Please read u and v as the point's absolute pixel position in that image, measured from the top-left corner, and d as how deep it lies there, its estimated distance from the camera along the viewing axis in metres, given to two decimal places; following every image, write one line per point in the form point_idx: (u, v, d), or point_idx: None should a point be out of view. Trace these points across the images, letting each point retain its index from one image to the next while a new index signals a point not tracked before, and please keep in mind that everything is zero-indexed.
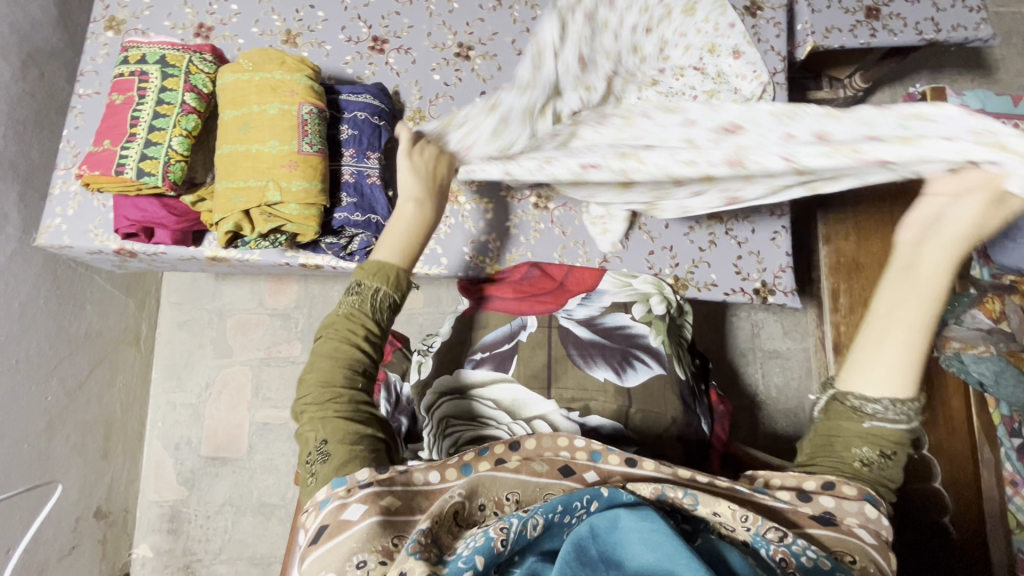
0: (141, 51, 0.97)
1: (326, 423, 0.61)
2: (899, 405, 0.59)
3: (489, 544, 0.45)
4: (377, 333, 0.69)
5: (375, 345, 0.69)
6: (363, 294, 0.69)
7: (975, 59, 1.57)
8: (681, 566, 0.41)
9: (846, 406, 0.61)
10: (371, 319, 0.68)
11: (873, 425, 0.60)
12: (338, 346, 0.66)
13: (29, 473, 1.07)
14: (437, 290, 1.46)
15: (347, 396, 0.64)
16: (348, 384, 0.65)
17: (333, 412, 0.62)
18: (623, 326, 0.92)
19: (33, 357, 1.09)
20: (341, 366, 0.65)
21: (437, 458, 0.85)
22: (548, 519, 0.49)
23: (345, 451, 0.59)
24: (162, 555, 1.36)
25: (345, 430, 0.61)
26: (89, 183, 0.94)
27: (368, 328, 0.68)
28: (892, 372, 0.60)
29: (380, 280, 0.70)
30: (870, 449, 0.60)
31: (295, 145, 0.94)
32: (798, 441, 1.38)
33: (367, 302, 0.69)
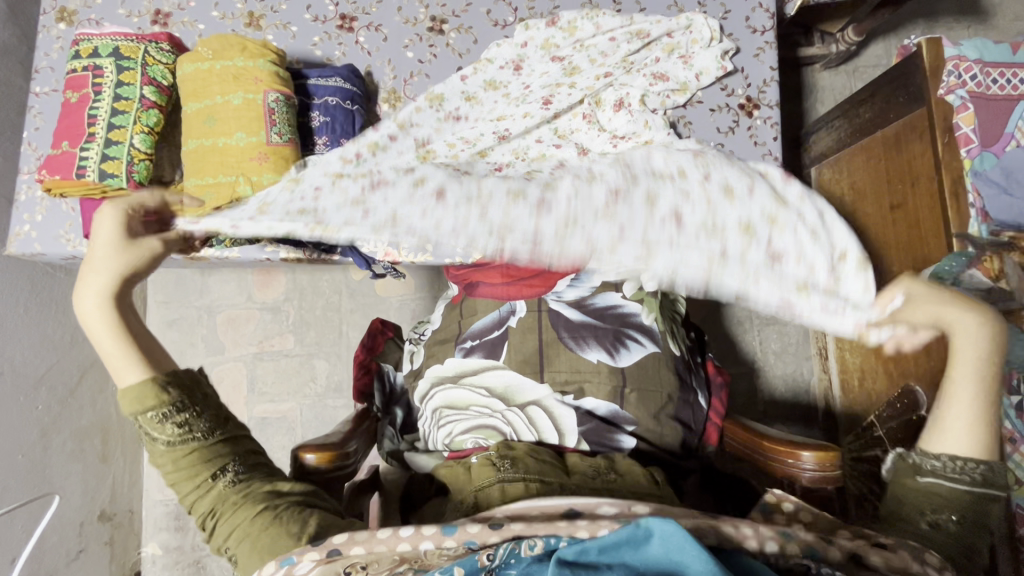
0: (92, 44, 0.92)
1: (223, 530, 0.57)
2: (960, 464, 0.66)
3: (473, 560, 0.51)
4: (193, 423, 0.59)
5: (197, 431, 0.59)
6: (154, 419, 0.58)
7: (972, 4, 1.51)
8: (689, 559, 0.41)
9: (908, 464, 0.69)
10: (172, 430, 0.58)
11: (928, 482, 0.67)
12: (179, 475, 0.58)
13: (30, 484, 1.07)
14: (427, 275, 1.44)
15: (224, 499, 0.58)
16: (213, 489, 0.59)
17: (224, 524, 0.57)
18: (615, 306, 0.90)
19: (19, 367, 1.07)
20: (187, 482, 0.58)
21: (432, 448, 0.86)
22: (547, 543, 0.51)
23: (267, 540, 0.56)
24: (172, 552, 1.37)
25: (242, 520, 0.57)
26: (51, 188, 0.91)
27: (175, 437, 0.58)
28: (960, 434, 0.67)
29: (154, 400, 0.58)
30: (939, 508, 0.66)
31: (263, 137, 0.91)
32: (796, 405, 1.39)
33: (156, 429, 0.58)
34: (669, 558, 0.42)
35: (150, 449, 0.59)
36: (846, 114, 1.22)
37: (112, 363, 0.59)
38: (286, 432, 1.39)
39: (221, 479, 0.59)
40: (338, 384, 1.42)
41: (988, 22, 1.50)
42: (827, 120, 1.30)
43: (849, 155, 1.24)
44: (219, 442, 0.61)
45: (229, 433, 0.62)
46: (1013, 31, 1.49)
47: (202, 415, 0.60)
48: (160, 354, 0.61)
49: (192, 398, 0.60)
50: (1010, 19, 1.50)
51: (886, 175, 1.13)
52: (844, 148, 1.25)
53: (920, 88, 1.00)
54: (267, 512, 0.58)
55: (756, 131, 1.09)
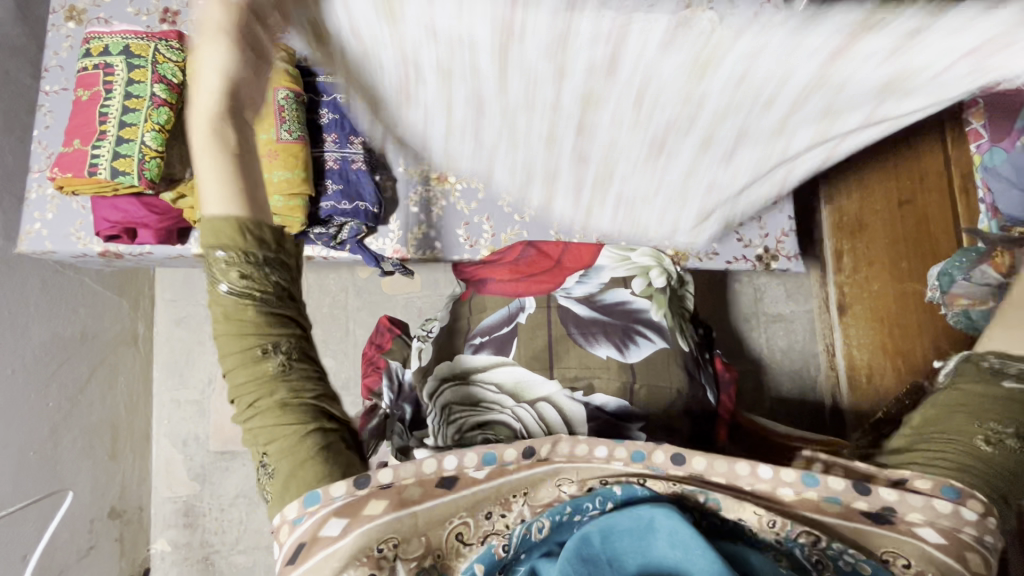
0: (103, 42, 0.93)
1: (264, 427, 0.55)
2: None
3: (489, 553, 0.48)
4: (265, 293, 0.55)
5: (265, 309, 0.55)
6: (223, 263, 0.52)
7: None
8: (694, 557, 0.41)
9: (979, 369, 0.57)
10: (245, 299, 0.53)
11: (1013, 386, 0.54)
12: (230, 331, 0.54)
13: (41, 482, 1.08)
14: (434, 273, 1.44)
15: (269, 390, 0.55)
16: (263, 368, 0.55)
17: (262, 412, 0.55)
18: (624, 302, 0.90)
19: (30, 365, 1.08)
20: (243, 356, 0.54)
21: (441, 446, 0.82)
22: (555, 520, 0.50)
23: (300, 464, 0.53)
24: (180, 549, 1.38)
25: (291, 432, 0.54)
26: (63, 186, 0.92)
27: (247, 302, 0.54)
28: None
29: (229, 236, 0.52)
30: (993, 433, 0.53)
31: (273, 134, 0.92)
32: (803, 401, 1.39)
33: (223, 284, 0.53)
34: (672, 556, 0.42)
35: (212, 293, 0.54)
36: None
37: (206, 184, 0.51)
38: None
39: (272, 359, 0.55)
40: (345, 382, 1.43)
41: None
42: None
43: None
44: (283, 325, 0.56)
45: (294, 316, 0.57)
46: None
47: (276, 281, 0.56)
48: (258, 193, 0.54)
49: (273, 260, 0.55)
50: None
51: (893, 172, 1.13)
52: None
53: None
54: (317, 438, 0.55)
55: None
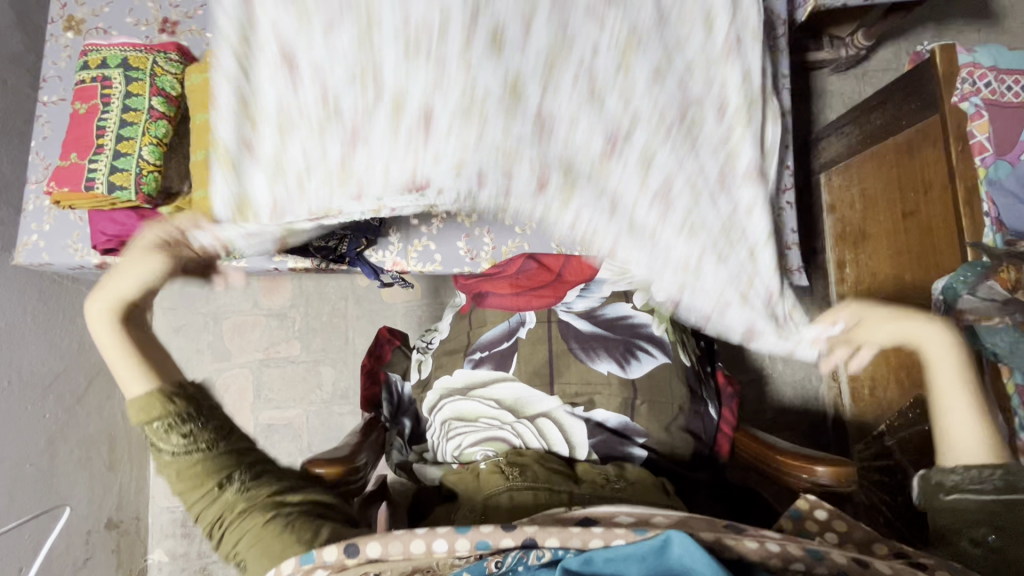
0: (101, 54, 0.93)
1: (237, 531, 0.62)
2: (982, 475, 0.64)
3: (483, 567, 0.52)
4: (204, 440, 0.64)
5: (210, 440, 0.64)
6: (161, 428, 0.62)
7: (982, 8, 1.50)
8: (699, 564, 0.43)
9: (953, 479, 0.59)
10: (184, 446, 0.63)
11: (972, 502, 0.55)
12: (184, 485, 0.63)
13: (37, 494, 1.07)
14: (434, 281, 1.44)
15: (231, 507, 0.63)
16: (222, 499, 0.63)
17: (232, 530, 0.62)
18: (625, 317, 0.89)
19: (27, 377, 1.07)
20: (197, 490, 0.63)
21: (442, 462, 0.85)
22: (556, 553, 0.52)
23: (276, 546, 0.60)
24: (178, 559, 1.37)
25: (261, 520, 0.62)
26: (59, 200, 0.91)
27: (193, 448, 0.63)
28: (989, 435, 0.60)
29: (160, 411, 0.62)
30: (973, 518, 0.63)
31: None
32: (806, 412, 1.38)
33: (163, 444, 0.63)
34: (678, 562, 0.44)
35: (156, 461, 0.63)
36: (856, 121, 1.21)
37: None
38: (292, 438, 1.39)
39: (228, 488, 0.64)
40: (344, 391, 1.42)
41: (999, 26, 1.49)
42: (838, 126, 1.29)
43: (858, 163, 1.23)
44: (227, 459, 0.65)
45: (232, 445, 0.67)
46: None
47: (206, 426, 0.65)
48: (165, 363, 0.66)
49: (197, 411, 0.65)
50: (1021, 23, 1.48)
51: (897, 183, 1.12)
52: (854, 156, 1.24)
53: (935, 93, 0.98)
54: (280, 519, 0.63)
55: None
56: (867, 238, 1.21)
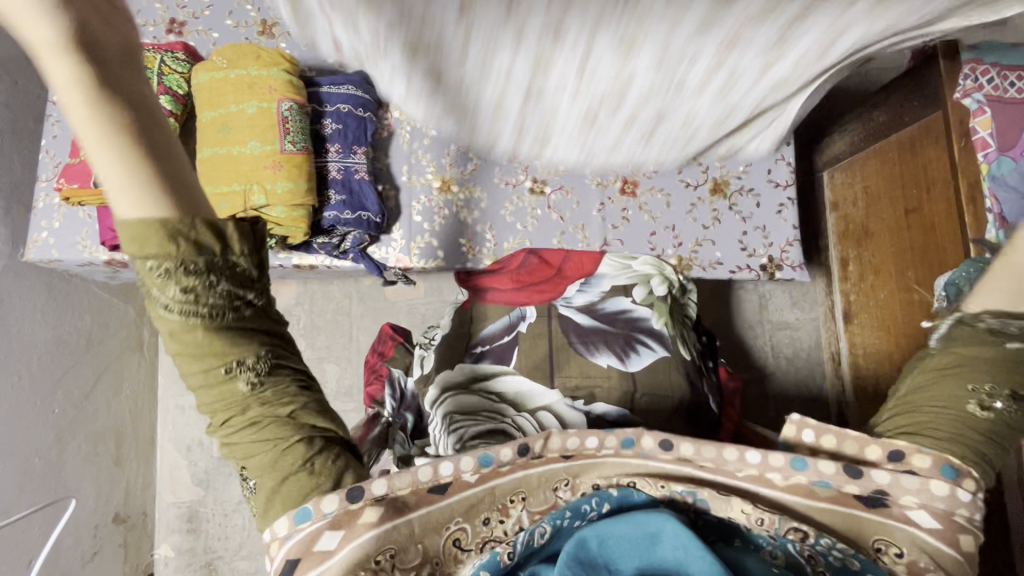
0: None
1: (254, 455, 0.44)
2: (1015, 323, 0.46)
3: (494, 558, 0.44)
4: (195, 296, 0.38)
5: (206, 305, 0.39)
6: (156, 267, 0.37)
7: None
8: (694, 559, 0.40)
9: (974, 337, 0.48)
10: (168, 278, 0.37)
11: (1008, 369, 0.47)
12: (183, 346, 0.40)
13: (45, 487, 1.08)
14: (438, 279, 1.45)
15: (244, 409, 0.43)
16: (234, 391, 0.42)
17: (241, 452, 0.44)
18: (624, 311, 0.90)
19: (36, 372, 1.09)
20: (194, 347, 0.40)
21: (443, 454, 0.82)
22: (555, 526, 0.47)
23: (292, 480, 0.44)
24: (184, 554, 1.38)
25: (280, 453, 0.44)
26: (68, 197, 0.93)
27: (177, 288, 0.38)
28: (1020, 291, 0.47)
29: (159, 250, 0.36)
30: (966, 382, 0.48)
31: (277, 145, 0.93)
32: (809, 410, 1.38)
33: (154, 275, 0.37)
34: (672, 557, 0.41)
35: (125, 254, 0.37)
36: (860, 118, 1.21)
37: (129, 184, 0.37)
38: None
39: (239, 378, 0.42)
40: (348, 389, 1.43)
41: None
42: (840, 125, 1.29)
43: (863, 160, 1.24)
44: (248, 321, 0.42)
45: (247, 314, 0.42)
46: None
47: (222, 284, 0.39)
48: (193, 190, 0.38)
49: (215, 261, 0.39)
50: None
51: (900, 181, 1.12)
52: (858, 153, 1.25)
53: (937, 90, 1.00)
54: (302, 451, 0.45)
55: None
56: (870, 234, 1.22)
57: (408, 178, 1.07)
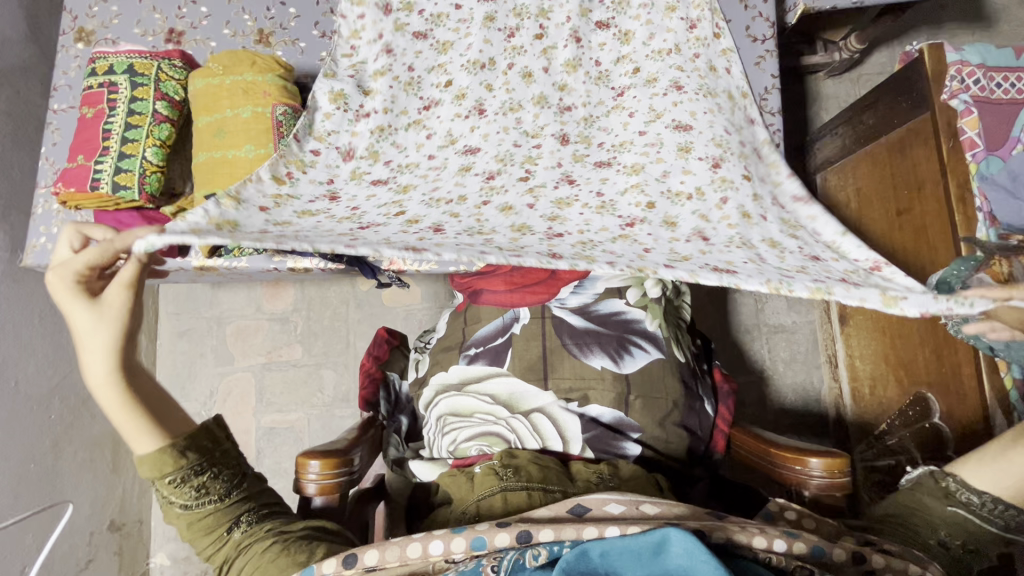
0: (108, 61, 0.96)
1: (246, 565, 0.59)
2: (994, 508, 0.62)
3: (479, 569, 0.51)
4: (204, 494, 0.61)
5: (212, 495, 0.61)
6: (174, 485, 0.60)
7: (976, 10, 1.51)
8: (699, 563, 0.41)
9: (940, 487, 0.65)
10: (178, 496, 0.60)
11: (957, 512, 0.64)
12: (194, 534, 0.61)
13: (40, 493, 1.08)
14: (434, 285, 1.46)
15: (234, 547, 0.60)
16: (229, 539, 0.61)
17: (239, 564, 0.59)
18: (618, 313, 0.90)
19: (32, 378, 1.09)
20: (198, 533, 0.61)
21: (437, 457, 0.85)
22: (553, 551, 0.52)
23: (267, 574, 0.57)
24: (179, 563, 1.38)
25: (261, 553, 0.59)
26: (66, 200, 0.94)
27: (185, 495, 0.60)
28: (1008, 475, 0.63)
29: (173, 466, 0.60)
30: (935, 527, 0.64)
31: (271, 148, 0.93)
32: (808, 415, 1.37)
33: (172, 497, 0.60)
34: (678, 564, 0.43)
35: (167, 513, 0.61)
36: (851, 121, 1.23)
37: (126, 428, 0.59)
38: (292, 443, 1.40)
39: (233, 530, 0.61)
40: (345, 395, 1.43)
41: (993, 28, 1.51)
42: (832, 128, 1.31)
43: (855, 161, 1.24)
44: (239, 496, 0.63)
45: (242, 493, 0.64)
46: (1018, 36, 1.49)
47: (218, 476, 0.62)
48: (172, 414, 0.62)
49: (211, 460, 0.62)
50: (1015, 25, 1.50)
51: (892, 182, 1.12)
52: (849, 156, 1.26)
53: (924, 91, 1.00)
54: (278, 547, 0.59)
55: None
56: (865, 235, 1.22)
57: None
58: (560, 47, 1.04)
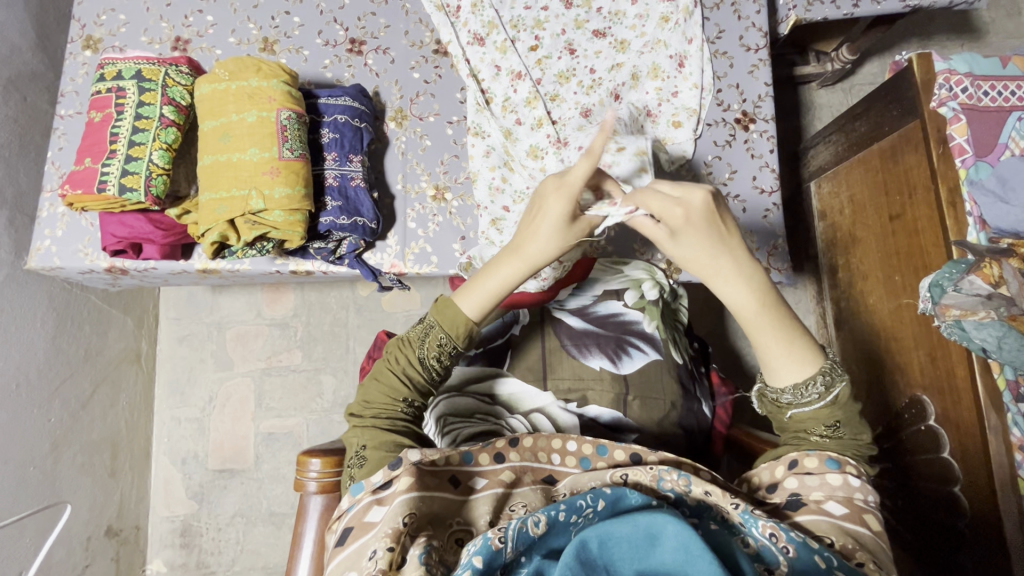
0: (116, 67, 0.98)
1: (370, 433, 0.66)
2: (805, 388, 0.63)
3: (488, 544, 0.47)
4: (431, 370, 0.70)
5: (434, 375, 0.71)
6: (435, 342, 0.69)
7: (964, 23, 1.55)
8: (696, 559, 0.40)
9: (770, 401, 0.67)
10: (416, 354, 0.69)
11: (797, 414, 0.65)
12: (392, 380, 0.69)
13: (39, 495, 1.08)
14: (433, 290, 1.47)
15: (391, 418, 0.67)
16: (396, 406, 0.69)
17: (375, 432, 0.66)
18: (616, 314, 0.91)
19: (33, 380, 1.10)
20: (394, 385, 0.69)
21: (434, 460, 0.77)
22: (551, 516, 0.50)
23: (379, 456, 0.63)
24: (176, 569, 1.37)
25: (384, 440, 0.65)
26: (73, 202, 0.96)
27: (421, 359, 0.70)
28: (783, 350, 0.64)
29: (455, 331, 0.69)
30: (812, 427, 0.64)
31: (275, 152, 0.95)
32: None
33: (415, 341, 0.70)
34: (673, 559, 0.42)
35: (401, 343, 0.71)
36: (843, 129, 1.25)
37: (485, 295, 0.70)
38: (292, 447, 1.40)
39: (407, 404, 0.69)
40: (345, 400, 1.44)
41: (982, 40, 1.54)
42: (824, 136, 1.34)
43: (847, 168, 1.27)
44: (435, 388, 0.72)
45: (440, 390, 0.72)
46: (1006, 48, 1.53)
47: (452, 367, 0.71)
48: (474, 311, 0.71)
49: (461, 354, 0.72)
50: (1002, 37, 1.54)
51: (884, 189, 1.14)
52: (842, 162, 1.28)
53: (914, 100, 1.03)
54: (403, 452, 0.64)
55: (753, 144, 1.11)
56: (858, 241, 1.24)
57: (403, 187, 1.11)
58: (554, 59, 1.10)
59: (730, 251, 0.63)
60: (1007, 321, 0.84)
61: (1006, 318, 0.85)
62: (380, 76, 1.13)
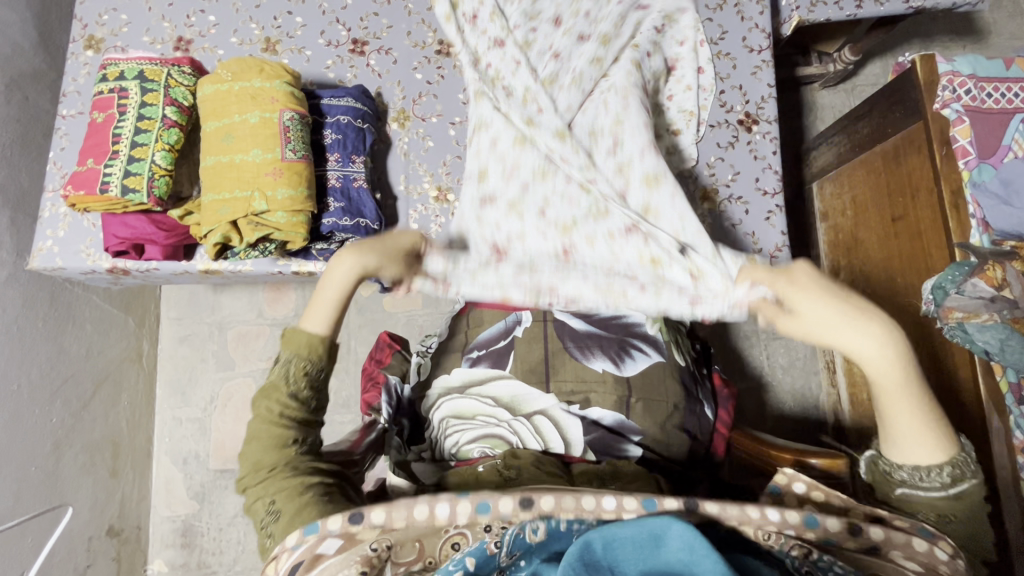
0: (119, 67, 0.98)
1: (274, 489, 0.60)
2: (926, 472, 0.56)
3: (482, 548, 0.51)
4: (303, 401, 0.64)
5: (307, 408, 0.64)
6: (291, 372, 0.63)
7: (967, 24, 1.55)
8: (701, 558, 0.40)
9: (879, 471, 0.59)
10: (277, 393, 0.62)
11: (906, 493, 0.57)
12: (266, 432, 0.62)
13: (41, 496, 1.08)
14: None
15: (288, 467, 0.61)
16: (286, 454, 0.62)
17: (276, 486, 0.60)
18: (619, 316, 0.91)
19: (35, 381, 1.10)
20: (268, 438, 0.62)
21: (439, 458, 0.84)
22: (552, 526, 0.51)
23: (294, 505, 0.58)
24: (177, 570, 1.37)
25: (298, 486, 0.60)
26: (75, 203, 0.96)
27: (285, 396, 0.62)
28: (919, 432, 0.56)
29: (305, 353, 0.64)
30: (916, 512, 0.56)
31: (278, 153, 0.95)
32: (806, 421, 1.38)
33: (272, 381, 0.63)
34: (678, 558, 0.41)
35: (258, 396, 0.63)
36: (846, 130, 1.25)
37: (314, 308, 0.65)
38: None
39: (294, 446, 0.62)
40: (346, 400, 1.44)
41: (984, 41, 1.54)
42: (827, 138, 1.34)
43: (850, 169, 1.27)
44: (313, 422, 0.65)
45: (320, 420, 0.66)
46: (1008, 49, 1.53)
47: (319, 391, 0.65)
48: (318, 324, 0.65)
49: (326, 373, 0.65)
50: (1004, 38, 1.53)
51: (886, 190, 1.14)
52: (845, 164, 1.28)
53: (917, 102, 1.02)
54: (319, 490, 0.60)
55: (756, 146, 1.11)
56: (861, 243, 1.24)
57: (405, 188, 1.11)
58: None
59: (872, 317, 0.56)
60: (1009, 324, 0.85)
61: (1009, 321, 0.85)
62: (383, 77, 1.13)
